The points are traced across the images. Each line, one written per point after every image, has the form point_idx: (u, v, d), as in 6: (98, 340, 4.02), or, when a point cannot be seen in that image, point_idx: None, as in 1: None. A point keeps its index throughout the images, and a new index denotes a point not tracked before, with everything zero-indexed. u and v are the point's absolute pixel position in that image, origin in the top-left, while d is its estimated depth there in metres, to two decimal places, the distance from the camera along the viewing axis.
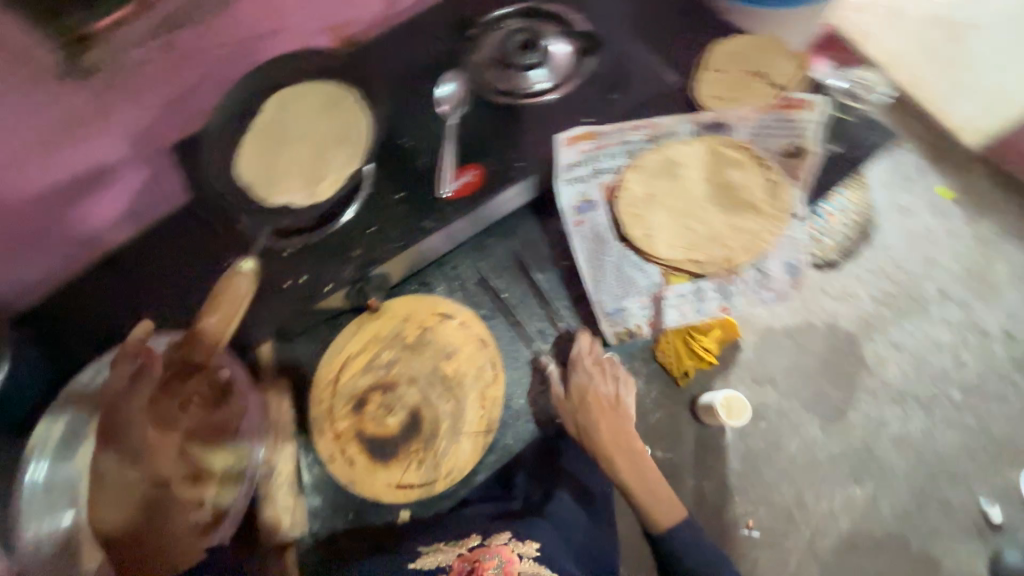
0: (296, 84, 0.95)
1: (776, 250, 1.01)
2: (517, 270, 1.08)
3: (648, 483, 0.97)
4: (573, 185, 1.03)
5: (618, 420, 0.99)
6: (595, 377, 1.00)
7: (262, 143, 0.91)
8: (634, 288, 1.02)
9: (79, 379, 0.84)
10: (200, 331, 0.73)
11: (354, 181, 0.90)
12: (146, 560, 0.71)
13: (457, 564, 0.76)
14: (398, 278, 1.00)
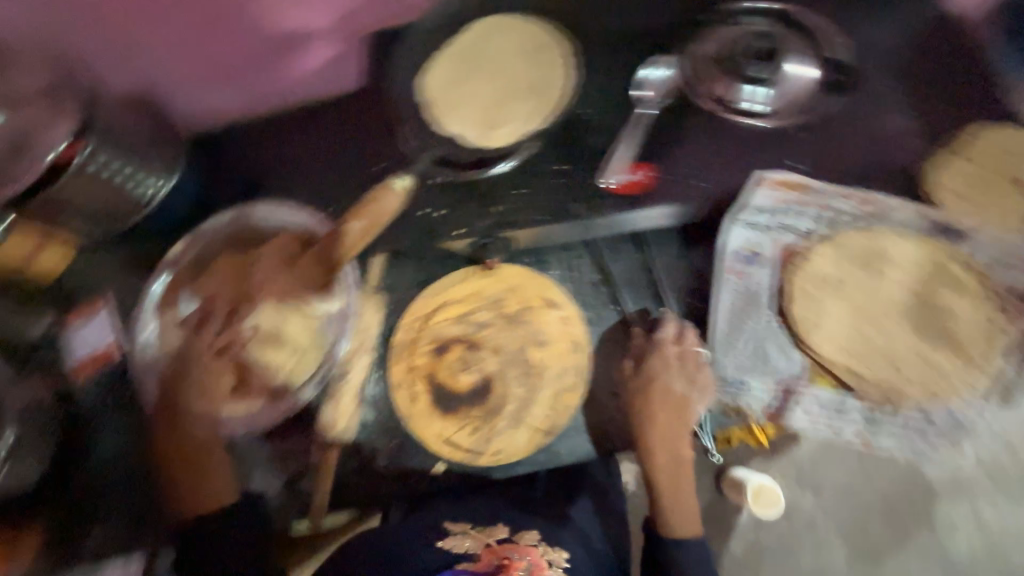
0: (511, 15, 0.94)
1: (956, 402, 0.88)
2: (651, 286, 0.93)
3: (679, 487, 0.95)
4: (748, 227, 0.90)
5: (676, 424, 0.93)
6: (676, 377, 0.91)
7: (459, 65, 0.93)
8: (768, 368, 0.91)
9: (229, 214, 0.98)
10: (339, 230, 0.89)
11: (513, 146, 0.89)
12: (195, 488, 0.93)
13: (486, 557, 0.86)
14: (523, 246, 0.95)
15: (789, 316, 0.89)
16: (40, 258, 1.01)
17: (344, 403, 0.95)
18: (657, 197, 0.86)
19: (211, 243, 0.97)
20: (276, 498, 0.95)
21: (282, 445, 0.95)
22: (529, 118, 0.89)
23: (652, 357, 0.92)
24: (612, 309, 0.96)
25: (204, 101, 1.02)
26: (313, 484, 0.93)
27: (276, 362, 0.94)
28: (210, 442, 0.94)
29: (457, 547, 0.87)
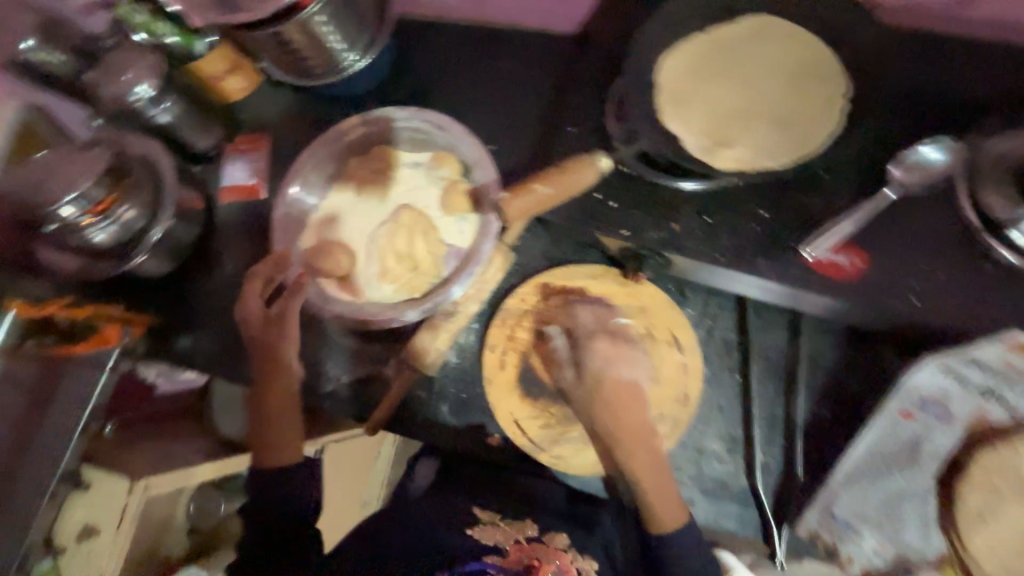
0: (787, 25, 0.77)
1: None
2: (783, 374, 0.86)
3: (664, 486, 0.79)
4: (953, 377, 0.73)
5: (637, 409, 0.81)
6: (629, 368, 0.83)
7: (704, 61, 0.79)
8: (895, 529, 0.78)
9: (404, 118, 1.02)
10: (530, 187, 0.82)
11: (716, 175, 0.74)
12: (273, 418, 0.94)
13: (514, 554, 0.78)
14: (676, 273, 0.88)
15: (949, 487, 0.75)
16: (224, 82, 1.09)
17: (441, 339, 0.93)
18: (856, 291, 0.75)
19: (383, 132, 1.04)
20: (347, 389, 0.97)
21: (367, 346, 0.97)
22: (763, 153, 0.71)
23: (595, 342, 0.84)
24: (735, 376, 0.87)
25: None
26: (385, 390, 0.94)
27: (391, 268, 0.97)
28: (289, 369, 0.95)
29: (485, 537, 0.81)
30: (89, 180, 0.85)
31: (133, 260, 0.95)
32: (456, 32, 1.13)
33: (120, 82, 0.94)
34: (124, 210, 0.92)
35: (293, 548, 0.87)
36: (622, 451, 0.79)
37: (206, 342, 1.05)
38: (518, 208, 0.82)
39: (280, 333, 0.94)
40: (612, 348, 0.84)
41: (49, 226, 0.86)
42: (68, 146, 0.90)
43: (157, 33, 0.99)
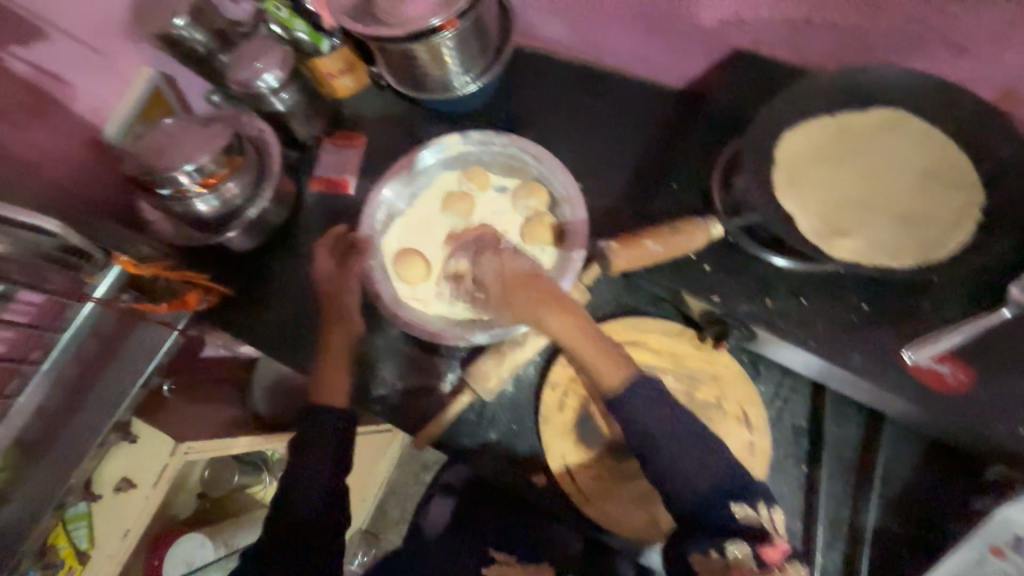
0: (920, 123, 0.76)
1: None
2: (855, 473, 0.81)
3: (582, 324, 0.66)
4: None
5: (542, 284, 0.71)
6: (519, 257, 0.77)
7: (828, 143, 0.78)
8: None
9: (498, 141, 1.02)
10: (643, 244, 0.78)
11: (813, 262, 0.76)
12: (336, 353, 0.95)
13: None
14: (759, 347, 0.84)
15: None
16: (340, 79, 1.14)
17: (505, 366, 0.89)
18: (954, 406, 0.71)
19: (480, 154, 1.05)
20: (400, 394, 0.97)
21: (428, 359, 0.98)
22: (882, 248, 0.70)
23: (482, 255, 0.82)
24: (802, 466, 0.83)
25: (554, 30, 1.12)
26: (439, 406, 0.95)
27: (466, 285, 0.97)
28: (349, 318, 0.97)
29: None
30: (208, 154, 0.90)
31: (225, 234, 1.00)
32: (562, 67, 1.13)
33: (248, 69, 1.01)
34: (230, 186, 0.96)
35: (317, 532, 0.87)
36: (541, 325, 0.68)
37: (271, 323, 1.07)
38: (622, 260, 0.79)
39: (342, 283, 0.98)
40: (497, 254, 0.80)
41: (162, 190, 0.91)
42: (193, 118, 0.96)
43: (294, 29, 1.04)
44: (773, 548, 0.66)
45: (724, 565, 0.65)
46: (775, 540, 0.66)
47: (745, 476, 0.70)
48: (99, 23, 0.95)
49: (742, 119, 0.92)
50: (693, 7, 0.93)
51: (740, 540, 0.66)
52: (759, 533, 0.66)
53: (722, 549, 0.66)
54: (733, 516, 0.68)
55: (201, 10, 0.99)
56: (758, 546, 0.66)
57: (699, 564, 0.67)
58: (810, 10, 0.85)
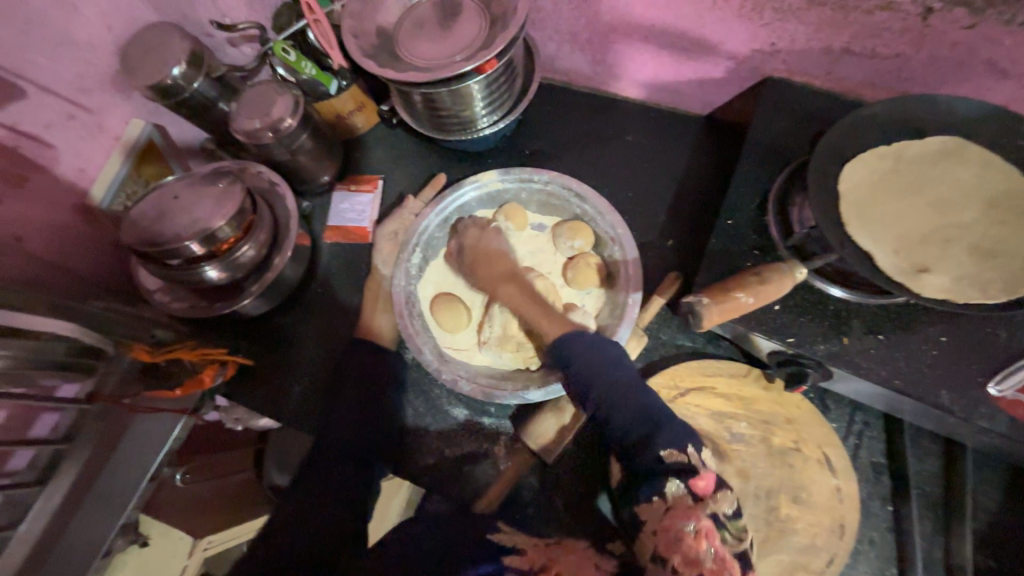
0: (980, 149, 0.75)
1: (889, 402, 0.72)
2: (939, 505, 0.80)
3: (537, 300, 0.78)
4: None
5: (501, 265, 0.84)
6: (495, 240, 0.88)
7: (888, 173, 0.76)
8: None
9: (535, 179, 0.96)
10: (733, 296, 0.67)
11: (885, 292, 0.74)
12: (377, 308, 0.96)
13: (532, 554, 0.72)
14: (830, 385, 0.82)
15: None
16: (350, 119, 1.06)
17: (567, 421, 0.84)
18: None
19: (518, 191, 0.98)
20: (452, 462, 0.90)
21: (481, 421, 0.92)
22: (970, 281, 0.69)
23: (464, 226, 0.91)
24: (887, 506, 0.81)
25: (573, 61, 1.08)
26: (496, 473, 0.88)
27: (513, 335, 0.88)
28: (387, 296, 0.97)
29: (505, 542, 0.75)
30: (222, 219, 0.81)
31: (240, 301, 0.90)
32: (582, 102, 1.12)
33: (259, 117, 0.90)
34: (246, 249, 0.87)
35: (359, 500, 0.80)
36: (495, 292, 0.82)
37: (296, 391, 0.97)
38: (722, 314, 0.67)
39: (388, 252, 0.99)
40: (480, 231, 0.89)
41: (170, 261, 0.80)
42: (197, 174, 0.87)
43: (301, 72, 0.96)
44: (705, 481, 0.58)
45: (663, 510, 0.57)
46: (701, 470, 0.58)
47: (672, 417, 0.63)
48: (88, 78, 0.85)
49: (792, 147, 0.88)
50: (720, 36, 0.88)
51: (675, 480, 0.57)
52: (684, 466, 0.58)
53: (662, 490, 0.57)
54: (658, 457, 0.59)
55: (198, 56, 0.90)
56: (688, 480, 0.57)
57: (645, 513, 0.58)
58: (850, 39, 0.81)
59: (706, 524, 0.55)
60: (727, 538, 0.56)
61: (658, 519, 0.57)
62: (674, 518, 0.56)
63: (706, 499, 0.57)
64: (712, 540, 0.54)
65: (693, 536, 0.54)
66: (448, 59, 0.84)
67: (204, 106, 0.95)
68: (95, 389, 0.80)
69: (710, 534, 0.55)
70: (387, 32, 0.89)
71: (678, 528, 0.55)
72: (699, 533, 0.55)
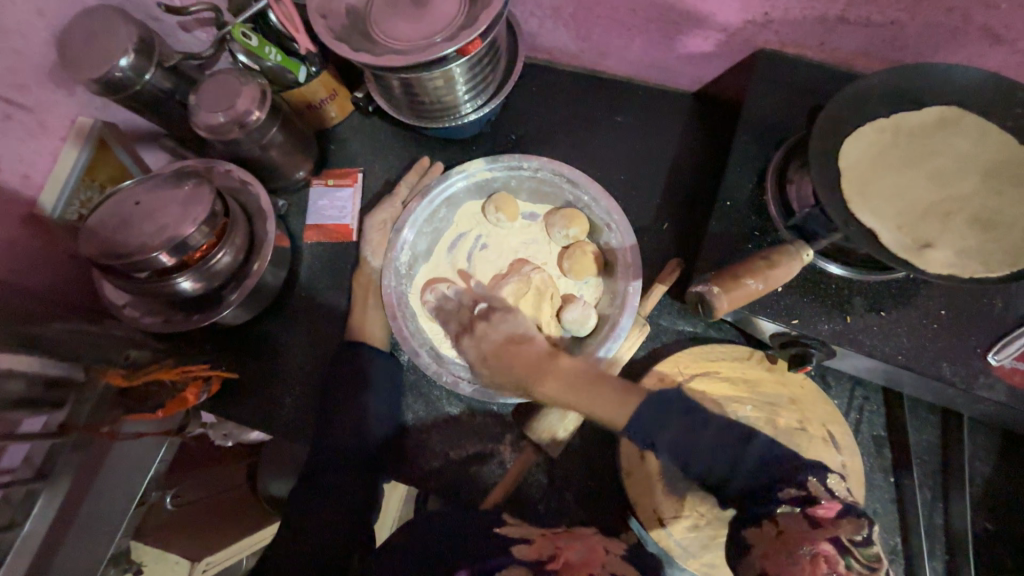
0: (977, 119, 0.74)
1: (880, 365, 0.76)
2: (936, 471, 0.82)
3: (586, 383, 0.70)
4: None
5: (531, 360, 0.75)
6: (494, 331, 0.80)
7: (888, 147, 0.74)
8: None
9: (525, 166, 0.92)
10: (745, 284, 0.66)
11: (885, 268, 0.74)
12: (364, 308, 0.91)
13: (540, 543, 0.69)
14: (831, 363, 0.82)
15: None
16: (322, 108, 0.99)
17: (571, 418, 0.81)
18: None
19: (507, 179, 0.94)
20: (456, 464, 0.88)
21: (485, 418, 0.89)
22: (973, 255, 0.68)
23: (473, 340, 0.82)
24: (889, 477, 0.83)
25: (555, 38, 1.02)
26: (503, 472, 0.87)
27: None
28: (374, 295, 0.92)
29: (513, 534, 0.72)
30: (193, 224, 0.74)
31: (220, 312, 0.85)
32: (566, 81, 1.07)
33: (221, 110, 0.82)
34: (220, 255, 0.81)
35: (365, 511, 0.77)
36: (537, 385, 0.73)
37: (286, 402, 0.93)
38: (732, 303, 0.66)
39: (372, 248, 0.94)
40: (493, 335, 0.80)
41: (138, 274, 0.74)
42: (157, 176, 0.79)
43: (264, 58, 0.87)
44: (826, 510, 0.57)
45: (774, 532, 0.58)
46: (823, 498, 0.58)
47: (788, 455, 0.61)
48: (22, 73, 0.76)
49: (787, 123, 0.86)
50: (712, 8, 0.84)
51: (789, 506, 0.58)
52: (803, 496, 0.58)
53: (772, 513, 0.59)
54: (775, 494, 0.59)
55: (148, 44, 0.81)
56: (807, 507, 0.58)
57: (755, 536, 0.60)
58: (846, 7, 0.78)
59: (825, 548, 0.57)
60: (851, 562, 0.56)
61: (769, 541, 0.59)
62: (787, 542, 0.57)
63: (826, 525, 0.57)
64: (833, 565, 0.56)
65: (809, 560, 0.56)
66: (427, 40, 0.77)
67: (158, 100, 0.86)
68: (68, 420, 0.74)
69: (830, 559, 0.56)
70: (356, 11, 0.81)
71: (797, 552, 0.57)
72: (816, 557, 0.56)
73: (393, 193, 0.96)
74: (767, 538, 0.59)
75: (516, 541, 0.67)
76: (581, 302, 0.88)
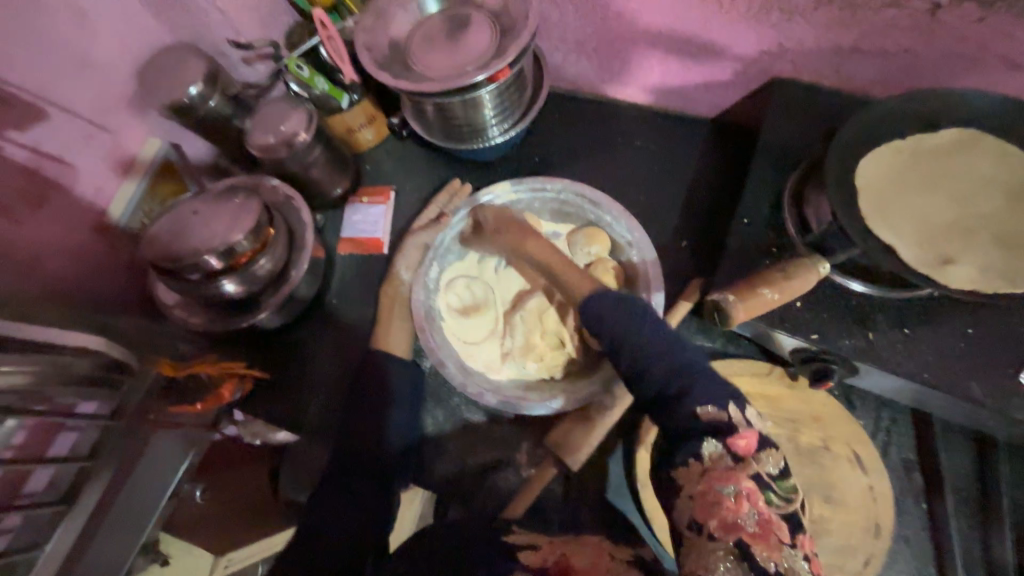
0: (997, 141, 0.75)
1: (902, 383, 0.76)
2: (971, 499, 0.79)
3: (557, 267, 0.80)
4: None
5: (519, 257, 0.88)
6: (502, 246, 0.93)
7: (905, 166, 0.76)
8: None
9: (547, 188, 0.96)
10: (760, 292, 0.67)
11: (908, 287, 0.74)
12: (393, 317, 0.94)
13: (545, 549, 0.66)
14: (855, 382, 0.81)
15: None
16: (360, 133, 1.07)
17: (595, 435, 0.81)
18: None
19: (531, 201, 0.98)
20: (474, 473, 0.89)
21: (502, 427, 0.91)
22: (996, 273, 0.68)
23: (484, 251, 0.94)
24: (921, 504, 0.79)
25: (579, 70, 1.09)
26: (519, 481, 0.87)
27: (536, 344, 0.88)
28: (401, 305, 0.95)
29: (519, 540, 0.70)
30: (241, 232, 0.82)
31: (259, 315, 0.91)
32: (589, 109, 1.13)
33: (273, 132, 0.91)
34: (263, 262, 0.88)
35: (381, 512, 0.79)
36: (523, 249, 0.83)
37: (314, 403, 0.97)
38: (749, 311, 0.67)
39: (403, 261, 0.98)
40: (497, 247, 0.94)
41: (189, 276, 0.81)
42: (213, 190, 0.88)
43: (314, 87, 0.97)
44: (746, 441, 0.55)
45: (700, 470, 0.55)
46: (742, 428, 0.56)
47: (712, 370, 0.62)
48: (106, 99, 0.87)
49: (803, 145, 0.88)
50: (727, 39, 0.89)
51: (711, 440, 0.56)
52: (724, 426, 0.56)
53: (697, 451, 0.56)
54: (692, 415, 0.58)
55: (215, 76, 0.91)
56: (726, 438, 0.56)
57: (682, 475, 0.57)
58: (859, 37, 0.81)
59: (747, 485, 0.53)
60: (772, 498, 0.54)
61: (694, 481, 0.56)
62: (710, 481, 0.54)
63: (747, 457, 0.55)
64: (754, 502, 0.52)
65: (731, 498, 0.53)
66: (462, 69, 0.85)
67: (219, 123, 0.96)
68: (122, 404, 0.80)
69: (752, 496, 0.53)
70: (398, 46, 0.90)
71: (717, 492, 0.53)
72: (739, 496, 0.53)
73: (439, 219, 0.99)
74: (692, 477, 0.56)
75: (523, 546, 0.67)
76: None
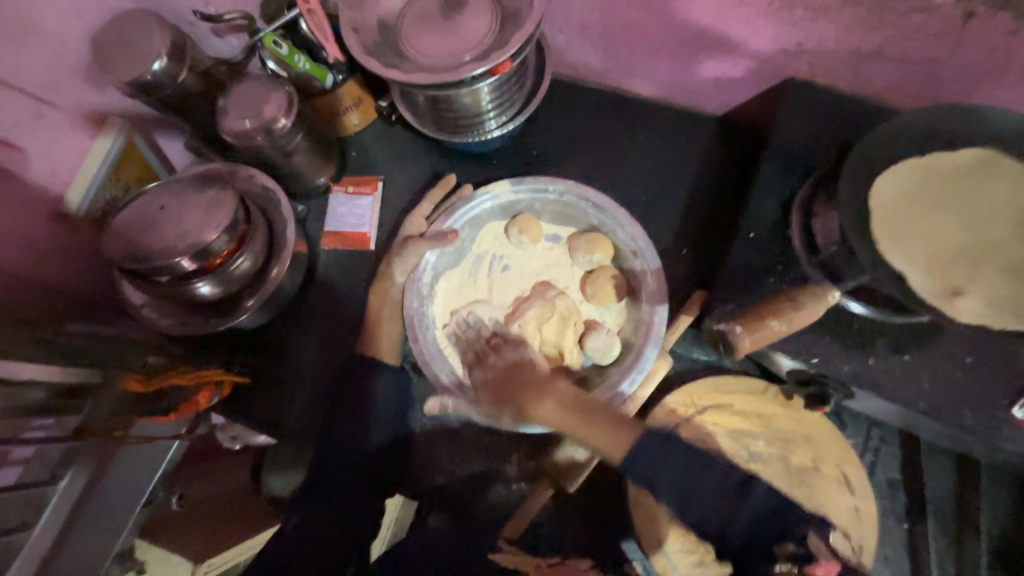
0: (1013, 164, 0.72)
1: (891, 410, 0.77)
2: (951, 517, 0.81)
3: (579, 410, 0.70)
4: None
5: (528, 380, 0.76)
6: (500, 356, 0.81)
7: (919, 187, 0.72)
8: None
9: (550, 190, 0.91)
10: None
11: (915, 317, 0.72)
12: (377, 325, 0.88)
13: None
14: (852, 404, 0.81)
15: None
16: (345, 115, 1.00)
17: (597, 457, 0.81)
18: None
19: (531, 201, 0.93)
20: (462, 483, 0.88)
21: (493, 438, 0.89)
22: (1003, 305, 0.66)
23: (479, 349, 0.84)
24: (903, 522, 0.81)
25: (581, 55, 1.01)
26: (508, 494, 0.87)
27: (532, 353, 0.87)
28: (390, 311, 0.89)
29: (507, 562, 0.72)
30: (216, 230, 0.75)
31: (237, 317, 0.85)
32: (590, 98, 1.06)
33: (249, 117, 0.83)
34: (240, 261, 0.82)
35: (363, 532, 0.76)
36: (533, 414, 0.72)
37: (296, 409, 0.93)
38: None
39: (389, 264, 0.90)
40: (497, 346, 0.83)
41: (159, 277, 0.75)
42: (182, 179, 0.80)
43: (293, 66, 0.88)
44: (825, 570, 0.57)
45: None
46: (821, 556, 0.58)
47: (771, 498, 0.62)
48: (57, 72, 0.78)
49: (815, 154, 0.84)
50: (743, 34, 0.83)
51: (786, 563, 0.58)
52: (802, 554, 0.58)
53: (772, 572, 0.59)
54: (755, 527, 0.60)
55: (180, 49, 0.82)
56: (803, 565, 0.58)
57: None
58: (883, 41, 0.76)
59: None
60: None
61: None
62: None
63: None
64: None
65: None
66: (458, 57, 0.77)
67: (188, 102, 0.87)
68: (86, 421, 0.76)
69: None
70: (387, 25, 0.81)
71: None
72: None
73: (445, 237, 0.86)
74: None
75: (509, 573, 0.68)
76: (605, 330, 0.88)
